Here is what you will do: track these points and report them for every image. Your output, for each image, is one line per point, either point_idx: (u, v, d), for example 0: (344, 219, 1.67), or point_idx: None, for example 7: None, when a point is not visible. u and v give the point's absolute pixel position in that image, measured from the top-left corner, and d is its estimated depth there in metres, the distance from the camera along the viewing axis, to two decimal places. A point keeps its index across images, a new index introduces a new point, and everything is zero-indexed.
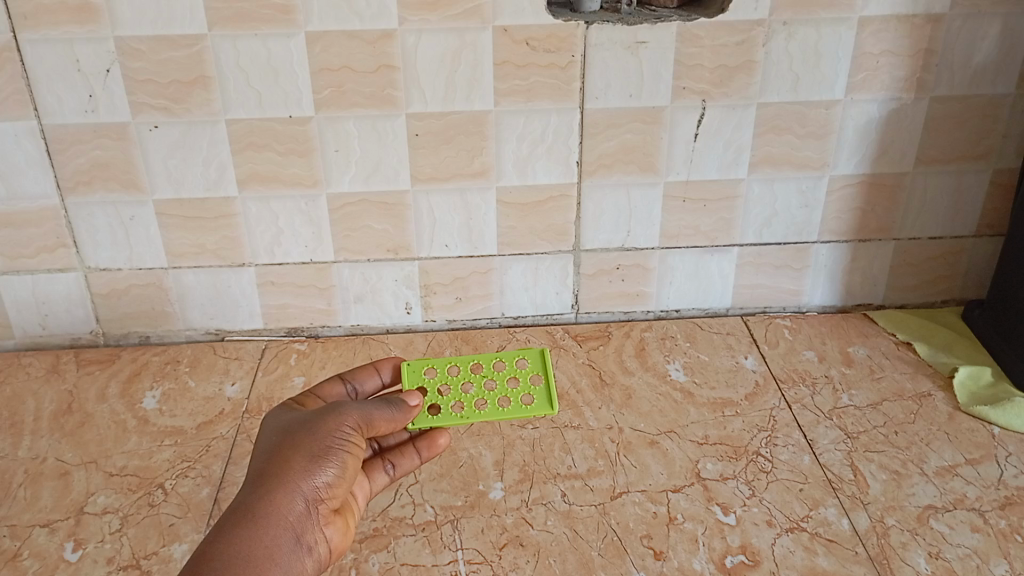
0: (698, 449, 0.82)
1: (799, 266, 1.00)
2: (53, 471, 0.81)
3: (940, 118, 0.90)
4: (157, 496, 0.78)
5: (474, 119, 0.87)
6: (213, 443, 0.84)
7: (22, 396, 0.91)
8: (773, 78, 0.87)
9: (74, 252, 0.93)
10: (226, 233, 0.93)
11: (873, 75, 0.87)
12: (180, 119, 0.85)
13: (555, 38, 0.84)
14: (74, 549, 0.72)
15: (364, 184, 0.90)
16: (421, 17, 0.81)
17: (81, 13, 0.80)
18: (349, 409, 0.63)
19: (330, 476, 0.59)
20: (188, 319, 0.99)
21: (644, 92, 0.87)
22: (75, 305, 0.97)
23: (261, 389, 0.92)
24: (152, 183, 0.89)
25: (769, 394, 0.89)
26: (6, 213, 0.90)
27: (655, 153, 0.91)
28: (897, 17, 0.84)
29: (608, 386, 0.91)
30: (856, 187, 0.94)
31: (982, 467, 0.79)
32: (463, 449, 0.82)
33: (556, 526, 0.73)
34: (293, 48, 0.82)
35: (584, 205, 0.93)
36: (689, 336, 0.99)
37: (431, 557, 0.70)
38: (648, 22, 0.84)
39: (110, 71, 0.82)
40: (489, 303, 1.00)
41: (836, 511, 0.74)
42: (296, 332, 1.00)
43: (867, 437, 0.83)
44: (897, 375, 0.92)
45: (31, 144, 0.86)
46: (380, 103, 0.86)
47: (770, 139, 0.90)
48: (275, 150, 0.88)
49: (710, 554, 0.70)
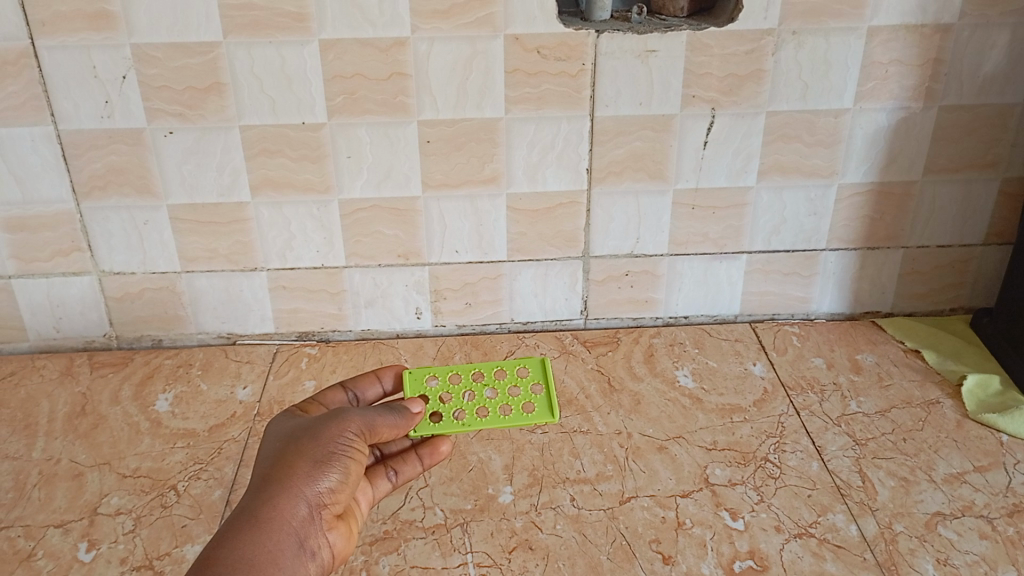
0: (706, 455, 0.82)
1: (808, 274, 1.00)
2: (67, 472, 0.82)
3: (948, 126, 0.91)
4: (170, 498, 0.79)
5: (485, 126, 0.88)
6: (225, 445, 0.85)
7: (36, 398, 0.92)
8: (782, 86, 0.87)
9: (89, 255, 0.94)
10: (239, 238, 0.94)
11: (882, 83, 0.88)
12: (195, 125, 0.86)
13: (566, 46, 0.84)
14: (87, 550, 0.73)
15: (375, 191, 0.91)
16: (433, 26, 0.82)
17: (98, 20, 0.81)
18: (353, 415, 0.64)
19: (333, 481, 0.59)
20: (200, 323, 1.00)
21: (654, 99, 0.88)
22: (88, 309, 0.98)
23: (273, 393, 0.93)
24: (166, 188, 0.90)
25: (777, 400, 0.90)
26: (21, 216, 0.91)
27: (665, 160, 0.91)
28: (906, 27, 0.85)
29: (617, 392, 0.91)
30: (864, 195, 0.95)
31: (990, 474, 0.79)
32: (473, 453, 0.83)
33: (565, 530, 0.74)
34: (307, 55, 0.83)
35: (593, 211, 0.94)
36: (697, 342, 0.99)
37: (441, 559, 0.71)
38: (658, 31, 0.85)
39: (126, 77, 0.84)
40: (498, 309, 1.01)
41: (844, 517, 0.74)
42: (307, 337, 1.01)
43: (875, 444, 0.83)
44: (905, 383, 0.92)
45: (47, 149, 0.87)
46: (393, 111, 0.87)
47: (779, 147, 0.91)
48: (288, 156, 0.89)
49: (718, 559, 0.71)
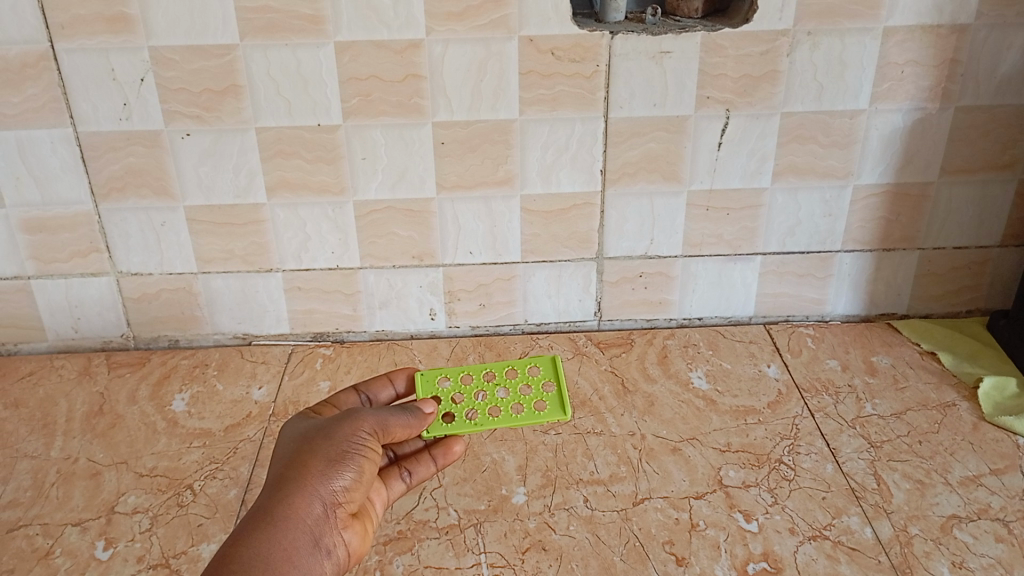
0: (720, 456, 0.82)
1: (822, 275, 1.00)
2: (84, 471, 0.83)
3: (965, 127, 0.90)
4: (186, 497, 0.79)
5: (499, 127, 0.88)
6: (240, 444, 0.86)
7: (54, 397, 0.93)
8: (797, 87, 0.87)
9: (107, 257, 0.95)
10: (255, 240, 0.94)
11: (898, 84, 0.87)
12: (211, 128, 0.87)
13: (580, 48, 0.85)
14: (104, 548, 0.74)
15: (390, 192, 0.92)
16: (448, 28, 0.83)
17: (116, 24, 0.82)
18: (366, 415, 0.64)
19: (348, 480, 0.60)
20: (216, 324, 1.01)
21: (668, 101, 0.88)
22: (106, 309, 0.99)
23: (288, 393, 0.93)
24: (183, 190, 0.91)
25: (792, 402, 0.89)
26: (41, 218, 0.92)
27: (679, 161, 0.91)
28: (922, 28, 0.84)
29: (630, 393, 0.91)
30: (879, 196, 0.94)
31: (1007, 476, 0.78)
32: (486, 454, 0.83)
33: (578, 531, 0.74)
34: (322, 58, 0.84)
35: (607, 213, 0.94)
36: (711, 344, 0.99)
37: (455, 560, 0.71)
38: (672, 33, 0.85)
39: (144, 80, 0.84)
40: (512, 310, 1.01)
41: (859, 520, 0.74)
42: (321, 337, 1.02)
43: (890, 446, 0.83)
44: (921, 385, 0.91)
45: (66, 151, 0.89)
46: (408, 112, 0.87)
47: (794, 148, 0.91)
48: (303, 158, 0.89)
49: (732, 561, 0.71)
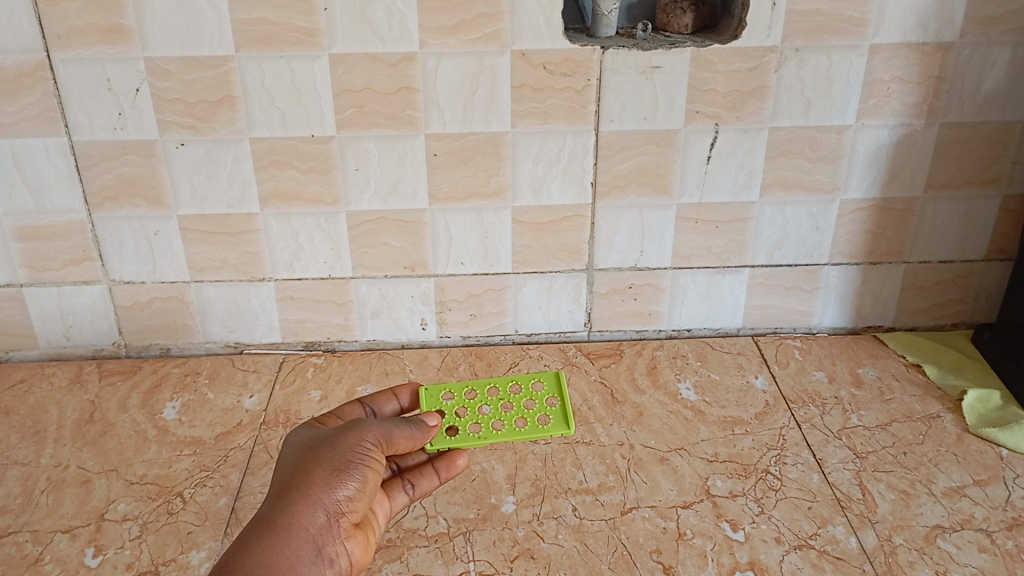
0: (708, 466, 0.83)
1: (810, 288, 1.01)
2: (75, 478, 0.83)
3: (950, 143, 0.92)
4: (176, 504, 0.79)
5: (492, 139, 0.89)
6: (231, 453, 0.86)
7: (45, 405, 0.93)
8: (785, 102, 0.89)
9: (99, 265, 0.96)
10: (248, 249, 0.95)
11: (884, 101, 0.89)
12: (205, 138, 0.88)
13: (571, 62, 0.86)
14: (94, 555, 0.74)
15: (383, 203, 0.93)
16: (441, 41, 0.84)
17: (112, 34, 0.83)
18: (371, 425, 0.64)
19: (352, 489, 0.60)
20: (208, 332, 1.01)
21: (658, 115, 0.89)
22: (98, 318, 0.99)
23: (279, 401, 0.94)
24: (177, 199, 0.92)
25: (779, 413, 0.90)
26: (35, 226, 0.93)
27: (668, 174, 0.92)
28: (908, 45, 0.86)
29: (620, 403, 0.92)
30: (866, 211, 0.96)
31: (990, 488, 0.79)
32: (476, 463, 0.83)
33: (566, 540, 0.74)
34: (317, 69, 0.85)
35: (597, 224, 0.95)
36: (700, 355, 1.00)
37: (443, 568, 0.72)
38: (662, 48, 0.86)
39: (139, 90, 0.85)
40: (503, 320, 1.02)
41: (844, 529, 0.75)
42: (313, 347, 1.02)
43: (876, 457, 0.83)
44: (906, 397, 0.92)
45: (60, 160, 0.89)
46: (402, 124, 0.88)
47: (781, 162, 0.92)
48: (297, 168, 0.90)
49: (719, 570, 0.71)
